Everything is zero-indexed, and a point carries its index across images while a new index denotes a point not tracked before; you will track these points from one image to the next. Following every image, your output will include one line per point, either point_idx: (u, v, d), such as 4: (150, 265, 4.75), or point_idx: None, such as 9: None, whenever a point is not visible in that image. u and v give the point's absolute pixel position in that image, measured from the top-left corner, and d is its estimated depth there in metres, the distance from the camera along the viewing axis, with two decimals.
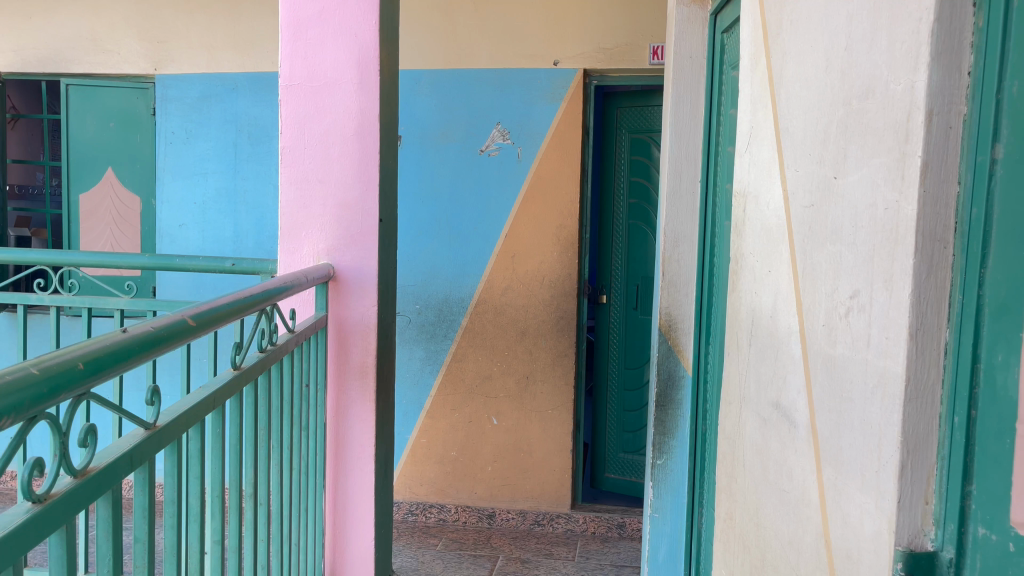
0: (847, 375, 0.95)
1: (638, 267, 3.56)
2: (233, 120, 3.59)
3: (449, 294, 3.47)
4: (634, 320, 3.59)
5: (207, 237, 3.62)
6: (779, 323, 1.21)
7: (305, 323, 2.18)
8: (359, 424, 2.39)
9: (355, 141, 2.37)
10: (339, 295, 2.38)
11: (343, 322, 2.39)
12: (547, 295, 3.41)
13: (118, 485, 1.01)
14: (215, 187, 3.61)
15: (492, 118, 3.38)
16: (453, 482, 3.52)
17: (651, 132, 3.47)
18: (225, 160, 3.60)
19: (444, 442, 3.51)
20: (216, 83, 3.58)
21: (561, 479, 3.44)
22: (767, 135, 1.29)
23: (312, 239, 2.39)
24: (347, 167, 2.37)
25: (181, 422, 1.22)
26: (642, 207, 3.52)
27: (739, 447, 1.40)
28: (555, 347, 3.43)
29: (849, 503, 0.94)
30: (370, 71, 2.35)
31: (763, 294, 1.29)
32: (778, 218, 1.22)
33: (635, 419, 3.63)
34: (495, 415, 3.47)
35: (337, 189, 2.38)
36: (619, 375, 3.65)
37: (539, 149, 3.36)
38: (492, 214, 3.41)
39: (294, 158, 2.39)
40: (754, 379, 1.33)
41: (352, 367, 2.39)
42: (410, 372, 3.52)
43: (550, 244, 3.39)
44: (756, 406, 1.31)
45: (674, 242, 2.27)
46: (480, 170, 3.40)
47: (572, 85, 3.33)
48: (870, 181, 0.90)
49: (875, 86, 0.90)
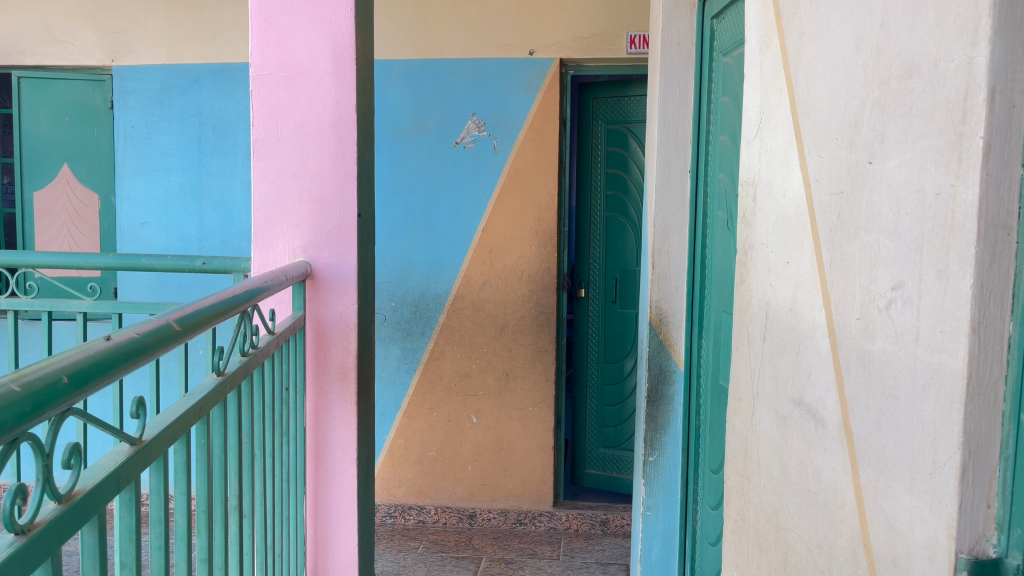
0: (890, 371, 0.90)
1: (616, 260, 3.51)
2: (196, 114, 3.45)
3: (425, 291, 3.38)
4: (613, 314, 3.55)
5: (171, 236, 3.48)
6: (800, 317, 1.16)
7: (282, 323, 2.08)
8: (341, 426, 2.30)
9: (331, 133, 2.27)
10: (317, 294, 2.29)
11: (321, 321, 2.29)
12: (527, 289, 3.35)
13: (104, 509, 0.92)
14: (178, 183, 3.46)
15: (466, 109, 3.30)
16: (433, 482, 3.43)
17: (628, 124, 3.42)
18: (188, 155, 3.45)
19: (422, 442, 3.42)
20: (178, 75, 3.43)
21: (543, 476, 3.38)
22: (781, 120, 1.24)
23: (288, 236, 2.29)
24: (323, 160, 2.28)
25: (166, 436, 1.13)
26: (619, 199, 3.47)
27: (753, 443, 1.36)
28: (534, 343, 3.36)
29: (895, 506, 0.89)
30: (347, 60, 2.26)
31: (780, 286, 1.23)
32: (798, 207, 1.17)
33: (615, 414, 3.59)
34: (474, 414, 3.39)
35: (314, 184, 2.28)
36: (599, 369, 3.60)
37: (517, 142, 3.29)
38: (468, 207, 3.34)
39: (267, 152, 2.28)
40: (771, 375, 1.28)
41: (331, 368, 2.29)
42: (386, 371, 3.42)
43: (527, 237, 3.32)
44: (775, 404, 1.26)
45: (664, 234, 2.20)
46: (455, 162, 3.32)
47: (549, 75, 3.26)
48: (915, 166, 0.86)
49: (920, 64, 0.85)
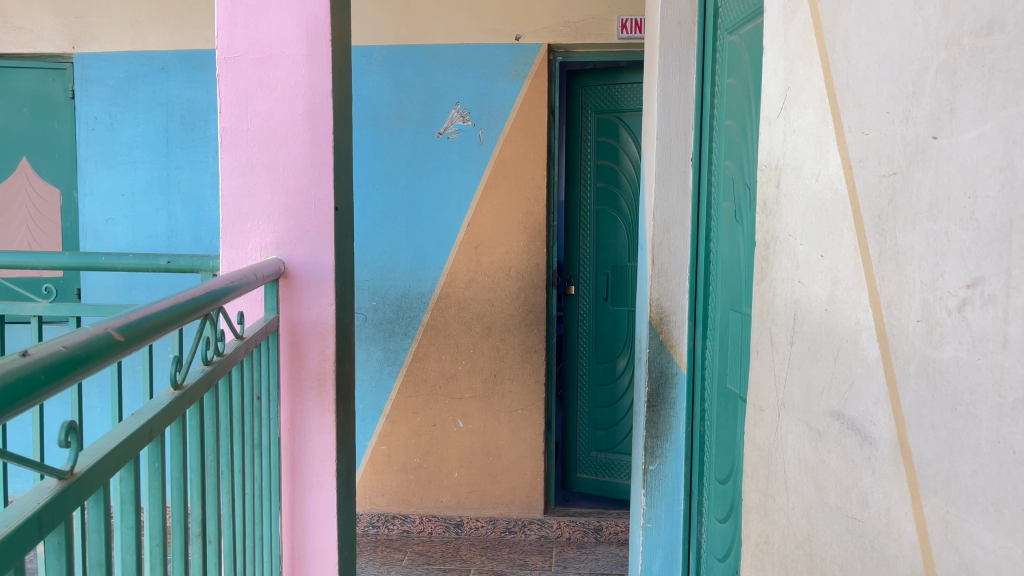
0: (965, 383, 0.76)
1: (607, 255, 3.37)
2: (163, 103, 3.25)
3: (408, 289, 3.22)
4: (604, 311, 3.40)
5: (138, 233, 3.29)
6: (837, 319, 1.02)
7: (254, 326, 1.92)
8: (318, 435, 2.14)
9: (305, 121, 2.11)
10: (291, 294, 2.13)
11: (296, 322, 2.13)
12: (515, 287, 3.19)
13: (22, 561, 0.76)
14: (145, 177, 3.28)
15: (450, 97, 3.15)
16: (418, 490, 3.27)
17: (619, 113, 3.28)
18: (155, 147, 3.26)
19: (406, 448, 3.26)
20: (143, 62, 3.24)
21: (533, 482, 3.23)
22: (811, 97, 1.10)
23: (259, 232, 2.12)
24: (297, 150, 2.11)
25: (107, 464, 0.96)
26: (610, 192, 3.33)
27: (777, 458, 1.21)
28: (523, 342, 3.21)
29: (973, 545, 0.75)
30: (322, 42, 2.09)
31: (812, 284, 1.09)
32: (835, 193, 1.03)
33: (607, 416, 3.45)
34: (460, 418, 3.23)
35: (287, 176, 2.12)
36: (590, 369, 3.45)
37: (503, 131, 3.13)
38: (452, 201, 3.18)
39: (236, 141, 2.12)
40: (800, 382, 1.14)
41: (308, 374, 2.14)
42: (366, 374, 3.26)
43: (515, 232, 3.17)
44: (806, 416, 1.11)
45: (664, 227, 2.04)
46: (439, 154, 3.16)
47: (537, 61, 3.10)
48: (999, 140, 0.71)
49: (1005, 16, 0.71)
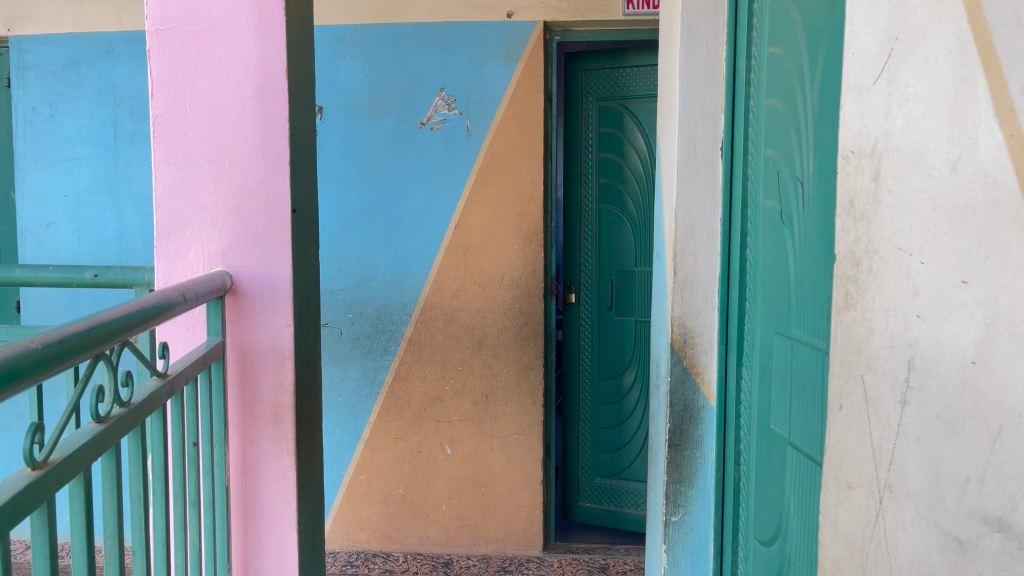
0: None
1: (611, 260, 3.02)
2: (109, 92, 2.89)
3: (389, 299, 2.87)
4: (608, 322, 3.06)
5: (84, 238, 2.93)
6: (1000, 381, 0.67)
7: (191, 354, 1.58)
8: (275, 482, 1.79)
9: (254, 106, 1.75)
10: (240, 314, 1.77)
11: (246, 347, 1.77)
12: (509, 297, 2.84)
13: None
14: (90, 175, 2.91)
15: (434, 83, 2.79)
16: (401, 525, 2.92)
17: (623, 100, 2.93)
18: (102, 142, 2.90)
19: (388, 478, 2.91)
20: (87, 45, 2.87)
21: (530, 515, 2.88)
22: (942, 49, 0.75)
23: (201, 239, 1.77)
24: (246, 141, 1.75)
25: None
26: (615, 188, 2.98)
27: (879, 564, 0.86)
28: (519, 358, 2.85)
29: None
30: (273, 10, 1.73)
31: (947, 321, 0.74)
32: (991, 190, 0.68)
33: (613, 438, 3.09)
34: (448, 444, 2.89)
35: (234, 172, 1.76)
36: (594, 386, 3.10)
37: (494, 121, 2.78)
38: (437, 200, 2.83)
39: (172, 130, 1.76)
40: (919, 461, 0.79)
41: (262, 410, 1.79)
42: (342, 396, 2.90)
43: (509, 235, 2.81)
44: (934, 513, 0.76)
45: (689, 230, 1.68)
46: (421, 147, 2.82)
47: (532, 40, 2.74)
48: None
49: None
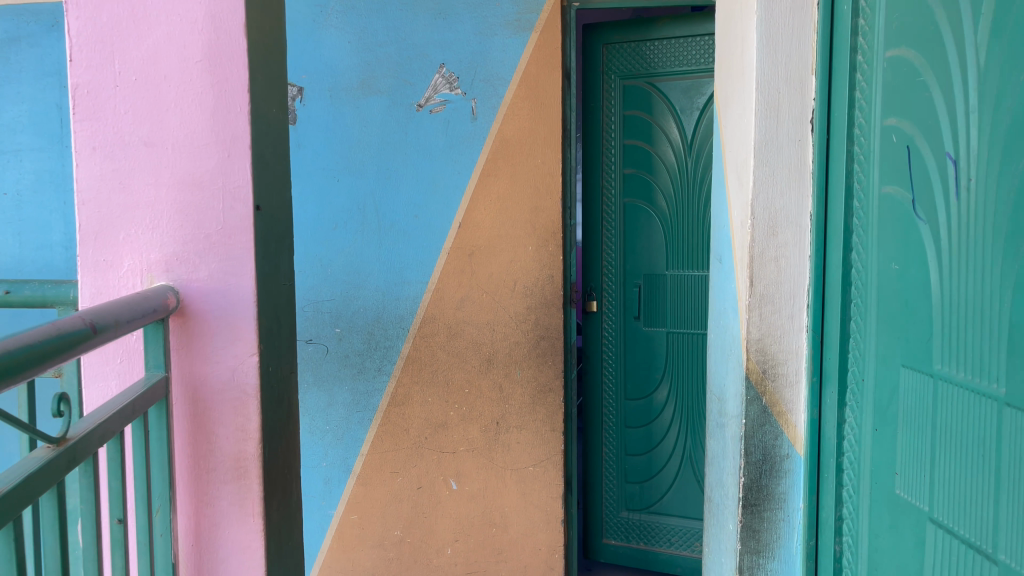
0: None
1: (638, 263, 2.63)
2: (54, 72, 2.49)
3: (383, 311, 2.50)
4: (635, 334, 2.67)
5: (28, 243, 2.54)
6: None
7: (128, 392, 1.19)
8: (239, 554, 1.39)
9: (202, 73, 1.32)
10: (190, 342, 1.36)
11: (199, 383, 1.37)
12: (522, 307, 2.43)
13: None
14: (33, 170, 2.52)
15: (433, 59, 2.41)
16: (400, 572, 2.55)
17: (652, 78, 2.54)
18: (46, 131, 2.51)
19: (384, 518, 2.55)
20: (28, 18, 2.47)
21: (550, 560, 2.49)
22: None
23: (138, 245, 1.35)
24: (194, 118, 1.33)
25: None
26: (642, 180, 2.60)
27: None
28: (535, 380, 2.45)
29: None
30: None
31: None
32: None
33: (641, 467, 2.70)
34: (453, 478, 2.51)
35: (178, 159, 1.34)
36: (618, 407, 2.71)
37: (504, 102, 2.38)
38: (438, 196, 2.45)
39: (97, 106, 1.34)
40: None
41: (220, 463, 1.38)
42: (329, 423, 2.54)
43: (522, 235, 2.41)
44: None
45: (769, 227, 1.28)
46: (418, 134, 2.44)
47: (548, 6, 2.33)
48: None
49: None
